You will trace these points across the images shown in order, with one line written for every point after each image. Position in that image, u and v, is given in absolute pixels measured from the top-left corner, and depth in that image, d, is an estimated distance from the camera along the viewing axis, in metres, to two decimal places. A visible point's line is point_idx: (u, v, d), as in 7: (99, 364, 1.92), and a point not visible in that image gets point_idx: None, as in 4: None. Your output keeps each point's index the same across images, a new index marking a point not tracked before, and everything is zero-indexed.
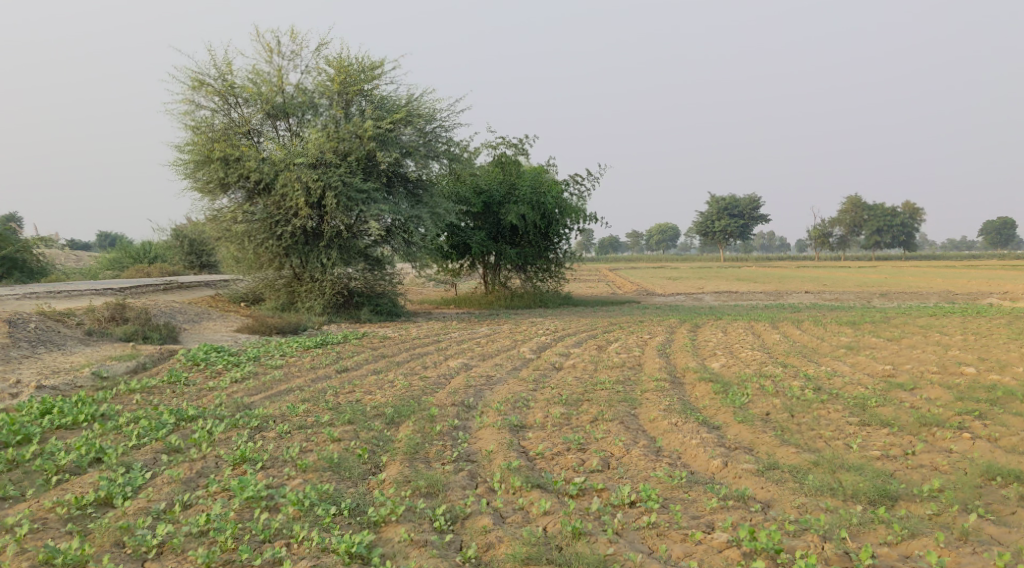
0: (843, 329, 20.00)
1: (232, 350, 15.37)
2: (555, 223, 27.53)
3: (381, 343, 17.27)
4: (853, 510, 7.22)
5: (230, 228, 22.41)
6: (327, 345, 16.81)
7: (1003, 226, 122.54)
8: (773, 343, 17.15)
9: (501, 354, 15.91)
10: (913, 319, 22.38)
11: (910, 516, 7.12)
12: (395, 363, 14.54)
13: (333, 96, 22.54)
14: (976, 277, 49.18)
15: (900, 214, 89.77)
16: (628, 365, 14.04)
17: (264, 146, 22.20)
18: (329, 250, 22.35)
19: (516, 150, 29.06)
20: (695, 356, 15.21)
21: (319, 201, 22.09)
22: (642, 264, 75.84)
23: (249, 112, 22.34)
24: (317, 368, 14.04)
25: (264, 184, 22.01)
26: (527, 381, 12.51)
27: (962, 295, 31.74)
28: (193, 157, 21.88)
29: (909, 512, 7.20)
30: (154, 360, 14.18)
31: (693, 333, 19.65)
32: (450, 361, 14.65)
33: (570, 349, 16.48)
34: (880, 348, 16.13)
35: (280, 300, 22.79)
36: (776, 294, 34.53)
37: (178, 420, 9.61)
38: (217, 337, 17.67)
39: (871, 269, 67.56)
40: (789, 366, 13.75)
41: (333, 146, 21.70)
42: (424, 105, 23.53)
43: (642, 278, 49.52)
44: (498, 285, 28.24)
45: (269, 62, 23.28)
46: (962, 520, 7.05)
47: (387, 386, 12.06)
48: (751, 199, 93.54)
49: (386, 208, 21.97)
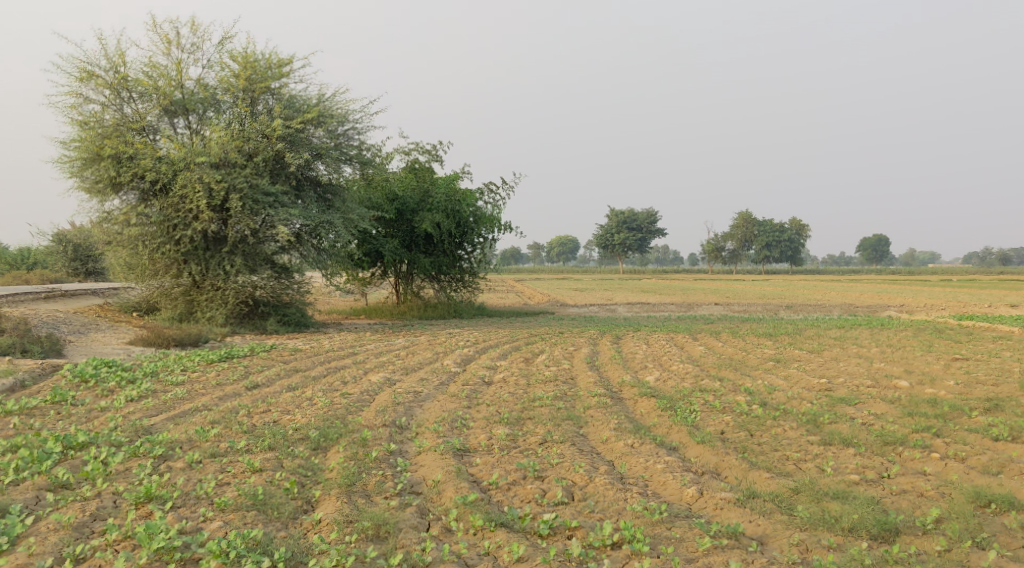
0: (763, 340, 19.90)
1: (126, 365, 13.91)
2: (469, 232, 26.83)
3: (292, 357, 16.02)
4: (860, 548, 6.70)
5: (122, 231, 20.70)
6: (232, 359, 15.48)
7: (879, 242, 129.07)
8: (701, 355, 16.74)
9: (423, 368, 14.92)
10: (827, 330, 22.58)
11: (922, 555, 6.63)
12: (311, 379, 13.39)
13: (237, 92, 21.11)
14: (862, 291, 51.18)
15: (788, 231, 93.14)
16: (562, 380, 13.31)
17: (161, 143, 20.62)
18: (233, 256, 20.93)
19: (429, 156, 28.25)
20: (627, 369, 14.59)
21: (222, 205, 20.70)
22: (546, 275, 75.71)
23: (144, 107, 20.74)
24: (224, 385, 12.76)
25: (161, 185, 20.44)
26: (458, 397, 11.61)
27: (861, 308, 32.53)
28: (80, 154, 20.09)
29: (917, 549, 6.73)
30: (34, 377, 12.63)
31: (616, 345, 19.11)
32: (370, 376, 13.59)
33: (496, 362, 15.62)
34: (808, 360, 15.90)
35: (177, 310, 21.09)
36: (687, 306, 34.66)
37: (65, 448, 8.32)
38: (108, 350, 16.10)
39: (763, 283, 69.52)
40: (725, 379, 13.30)
41: (238, 144, 20.49)
42: (336, 106, 22.41)
43: (547, 289, 49.28)
44: (411, 294, 27.12)
45: (167, 54, 21.70)
46: (977, 557, 6.61)
47: (306, 405, 10.96)
48: (649, 213, 95.15)
49: (295, 213, 20.75)
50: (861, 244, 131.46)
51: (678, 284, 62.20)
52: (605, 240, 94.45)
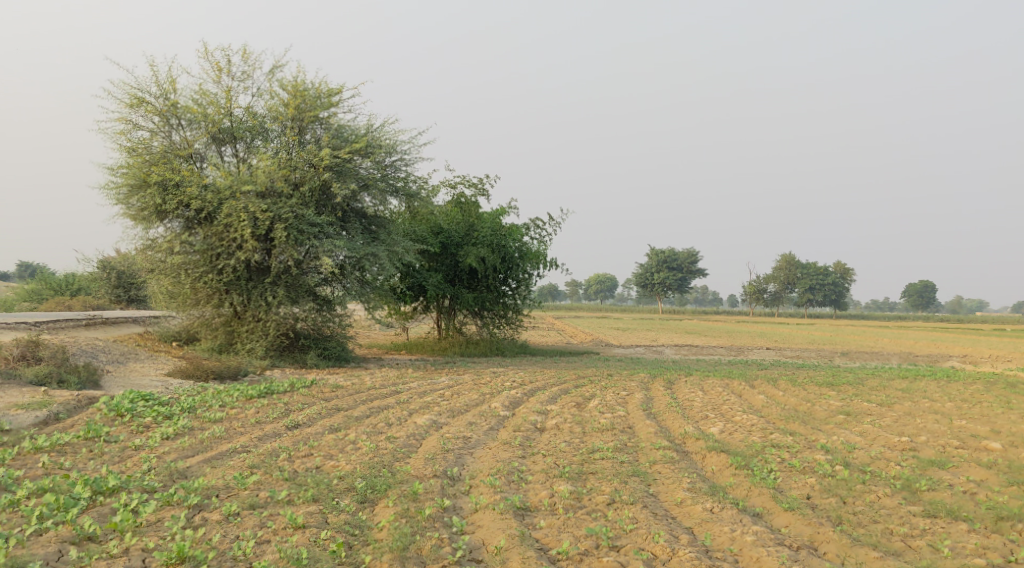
0: (826, 390, 18.83)
1: (164, 399, 13.37)
2: (515, 268, 26.13)
3: (334, 394, 15.35)
4: None
5: (165, 259, 20.39)
6: (272, 395, 14.87)
7: (925, 288, 126.13)
8: (763, 405, 15.72)
9: (470, 411, 14.13)
10: (891, 382, 21.39)
11: None
12: (354, 419, 12.68)
13: (286, 121, 20.82)
14: (914, 338, 49.57)
15: (832, 274, 91.47)
16: (620, 429, 12.43)
17: (207, 171, 20.36)
18: (275, 287, 20.50)
19: (476, 190, 27.82)
20: (687, 420, 13.66)
21: (266, 234, 20.34)
22: (585, 313, 74.75)
23: (192, 135, 20.54)
24: (263, 424, 12.12)
25: (206, 214, 20.14)
26: (511, 445, 10.81)
27: (921, 357, 31.13)
28: (127, 180, 19.89)
29: None
30: (69, 410, 12.13)
31: (669, 391, 18.14)
32: (416, 417, 12.84)
33: (546, 406, 14.77)
34: (880, 415, 14.81)
35: (217, 341, 20.69)
36: (736, 350, 33.41)
37: (94, 493, 7.71)
38: (145, 382, 15.60)
39: (808, 327, 67.97)
40: (797, 434, 12.32)
41: (285, 173, 20.17)
42: (385, 136, 22.00)
43: (587, 328, 48.50)
44: (453, 330, 26.42)
45: (217, 82, 21.57)
46: None
47: (349, 450, 10.25)
48: (689, 252, 93.93)
49: (340, 244, 20.26)
50: (906, 289, 128.39)
51: (721, 326, 60.86)
52: (644, 279, 93.29)
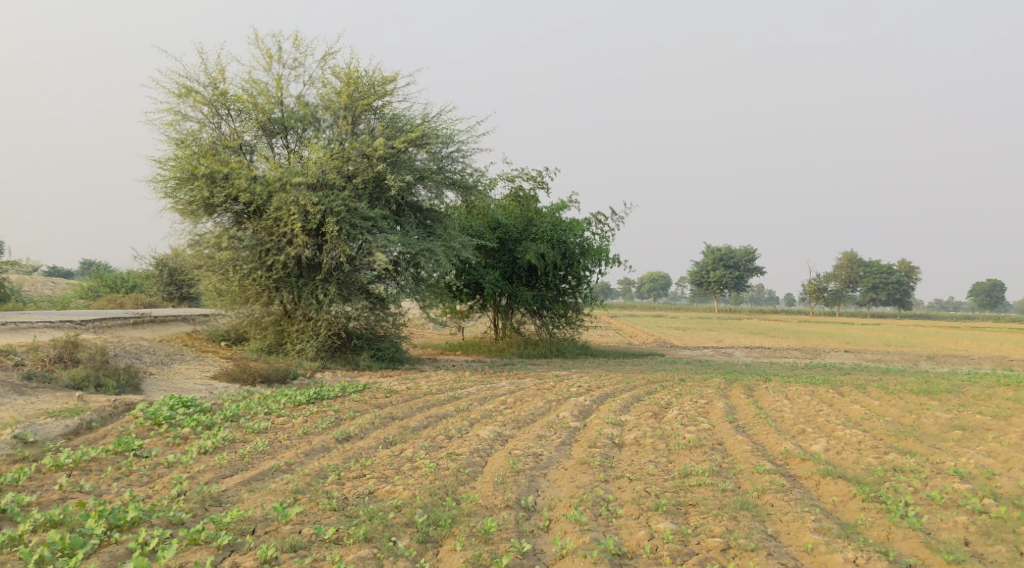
0: (927, 401, 17.02)
1: (206, 406, 12.31)
2: (576, 265, 24.70)
3: (388, 400, 14.11)
4: None
5: (213, 255, 19.47)
6: (322, 401, 13.68)
7: (993, 288, 120.91)
8: (862, 418, 14.03)
9: (537, 422, 12.74)
10: (995, 391, 19.44)
11: None
12: (411, 431, 11.43)
13: (338, 109, 19.71)
14: (989, 340, 46.71)
15: (897, 272, 88.09)
16: (710, 447, 10.92)
17: (257, 163, 19.39)
18: (327, 284, 19.43)
19: (534, 183, 26.46)
20: (783, 435, 12.10)
21: (317, 229, 19.32)
22: (640, 312, 72.83)
23: (242, 125, 19.60)
24: (311, 438, 10.92)
25: (255, 207, 19.20)
26: (590, 467, 9.40)
27: (1016, 362, 28.76)
28: (175, 173, 19.03)
29: None
30: (103, 418, 11.14)
31: (752, 399, 16.52)
32: (478, 430, 11.54)
33: (621, 416, 13.35)
34: (1002, 431, 13.03)
35: (266, 341, 19.73)
36: (811, 353, 31.26)
37: (109, 528, 6.83)
38: (188, 386, 14.61)
39: (873, 327, 65.18)
40: (917, 455, 10.67)
41: (337, 165, 19.08)
42: (441, 126, 20.77)
43: (644, 327, 46.80)
44: (510, 330, 25.05)
45: (267, 70, 20.62)
46: None
47: (408, 471, 8.94)
48: (747, 249, 91.03)
49: (394, 238, 19.11)
50: (972, 288, 123.38)
51: (782, 326, 58.54)
52: (700, 277, 90.91)
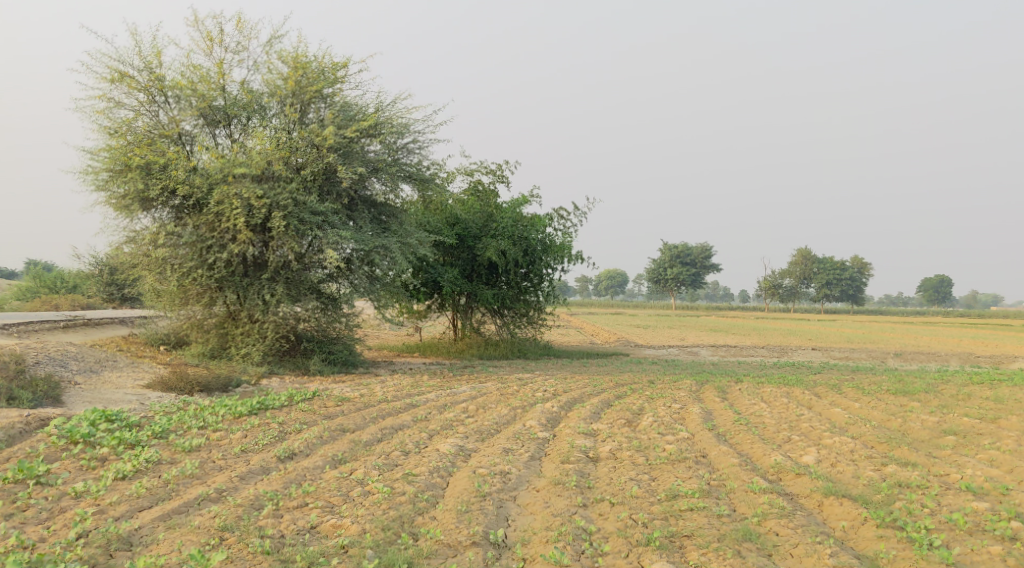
0: (907, 402, 16.28)
1: (133, 421, 11.00)
2: (538, 262, 23.61)
3: (339, 410, 12.87)
4: None
5: (150, 252, 18.02)
6: (265, 412, 12.41)
7: (941, 284, 122.88)
8: (848, 423, 13.16)
9: (503, 433, 11.63)
10: (972, 389, 18.82)
11: None
12: (363, 446, 10.24)
13: (285, 96, 18.39)
14: (943, 335, 46.72)
15: (849, 269, 88.70)
16: (694, 461, 9.91)
17: (198, 154, 17.98)
18: (273, 283, 18.09)
19: (494, 177, 25.34)
20: (770, 444, 11.16)
21: (263, 224, 17.99)
22: (599, 310, 72.03)
23: (180, 113, 18.15)
24: (249, 457, 9.68)
25: (195, 201, 17.81)
26: (565, 488, 8.32)
27: (982, 359, 28.39)
28: (107, 164, 17.57)
29: None
30: (11, 438, 9.80)
31: (727, 403, 15.60)
32: (438, 444, 10.40)
33: (592, 425, 12.30)
34: (996, 436, 12.27)
35: (209, 345, 18.30)
36: (778, 351, 30.53)
37: None
38: (115, 396, 13.25)
39: (827, 322, 65.27)
40: (917, 467, 9.80)
41: (284, 155, 17.79)
42: (397, 115, 19.54)
43: (605, 325, 45.89)
44: (470, 330, 23.87)
45: (208, 54, 19.20)
46: None
47: (359, 498, 7.78)
48: (704, 248, 90.76)
49: (346, 234, 17.86)
50: (920, 284, 124.83)
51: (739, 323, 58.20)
52: (658, 274, 90.48)
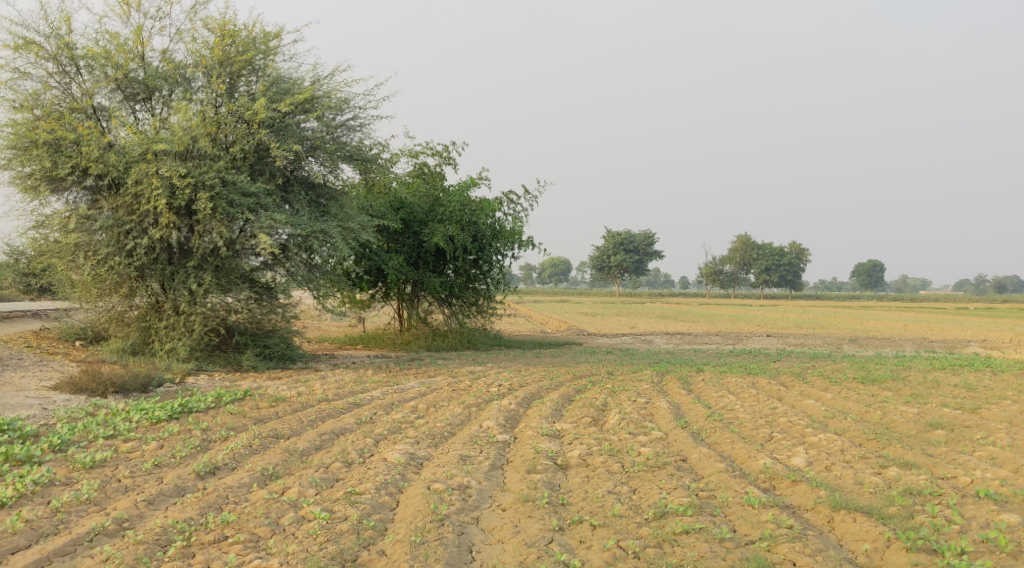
0: (879, 392, 15.48)
1: (29, 431, 9.49)
2: (488, 249, 22.35)
3: (272, 412, 11.44)
4: None
5: (60, 239, 16.26)
6: (188, 416, 10.95)
7: (874, 268, 125.15)
8: (828, 418, 12.22)
9: (457, 436, 10.37)
10: (936, 377, 18.17)
11: None
12: (299, 456, 8.89)
13: (211, 67, 16.70)
14: (885, 320, 46.78)
15: (789, 255, 89.46)
16: (676, 467, 8.80)
17: (114, 130, 16.24)
18: (201, 271, 16.48)
19: (440, 159, 23.97)
20: (754, 445, 10.12)
21: (189, 207, 16.35)
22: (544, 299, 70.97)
23: (94, 84, 16.37)
24: (163, 474, 8.28)
25: (111, 182, 16.09)
26: (535, 506, 7.12)
27: (936, 344, 28.02)
28: (10, 141, 15.75)
29: None
30: None
31: (694, 396, 14.56)
32: (385, 452, 9.09)
33: (557, 424, 11.12)
34: (986, 429, 11.44)
35: (129, 340, 16.63)
36: (732, 337, 29.74)
37: None
38: (14, 400, 11.75)
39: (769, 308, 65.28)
40: (920, 468, 8.84)
41: (210, 131, 16.16)
42: (335, 89, 18.01)
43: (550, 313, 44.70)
44: (416, 320, 22.52)
45: (125, 19, 17.41)
46: None
47: (290, 530, 6.58)
48: (647, 235, 89.79)
49: (280, 218, 16.34)
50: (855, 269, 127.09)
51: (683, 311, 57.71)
52: (602, 261, 89.90)
